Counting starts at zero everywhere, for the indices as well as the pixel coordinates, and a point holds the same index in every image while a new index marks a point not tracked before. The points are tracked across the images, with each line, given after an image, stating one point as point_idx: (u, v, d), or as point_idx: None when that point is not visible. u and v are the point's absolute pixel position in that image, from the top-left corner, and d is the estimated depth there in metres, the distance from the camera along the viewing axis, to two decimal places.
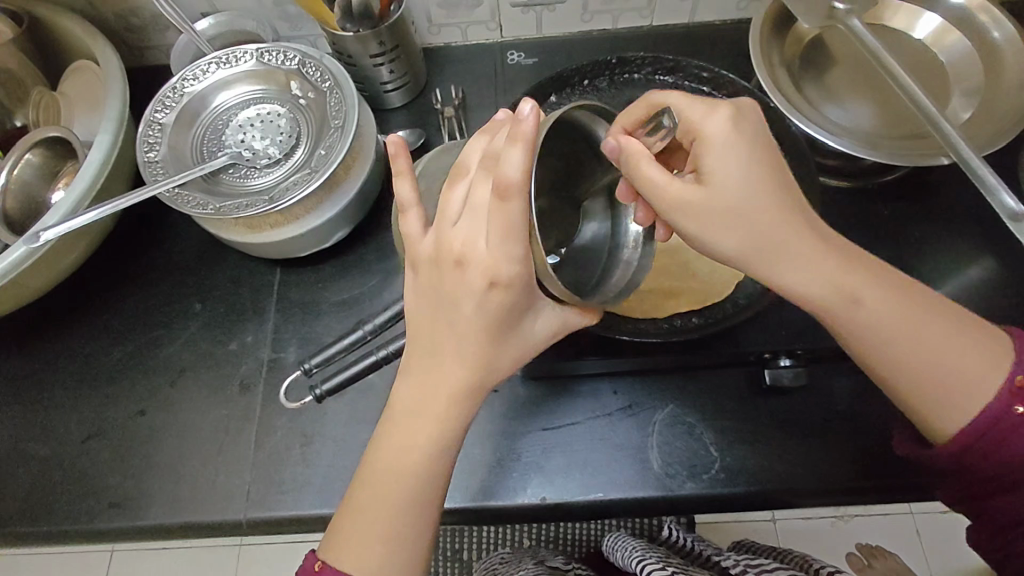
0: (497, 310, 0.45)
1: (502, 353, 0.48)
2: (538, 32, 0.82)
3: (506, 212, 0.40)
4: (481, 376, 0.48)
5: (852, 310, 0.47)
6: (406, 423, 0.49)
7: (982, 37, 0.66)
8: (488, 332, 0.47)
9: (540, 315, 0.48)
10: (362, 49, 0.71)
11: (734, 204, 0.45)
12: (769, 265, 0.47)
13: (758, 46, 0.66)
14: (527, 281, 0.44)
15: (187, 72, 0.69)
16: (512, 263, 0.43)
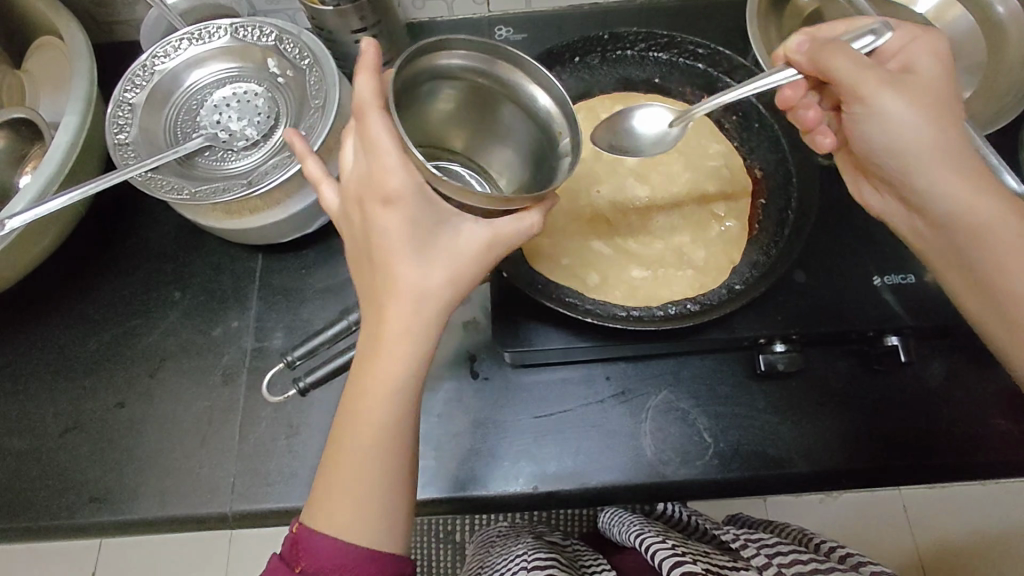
0: (407, 229, 0.43)
1: (434, 278, 0.43)
2: (526, 6, 0.79)
3: (370, 127, 0.42)
4: (423, 311, 0.43)
5: (1018, 227, 0.47)
6: (366, 367, 0.44)
7: (985, 12, 0.64)
8: (411, 257, 0.43)
9: (460, 230, 0.44)
10: (342, 24, 0.68)
11: (920, 107, 0.47)
12: (919, 162, 0.49)
13: (755, 22, 0.64)
14: (419, 191, 0.43)
15: (158, 48, 0.66)
16: (401, 171, 0.42)
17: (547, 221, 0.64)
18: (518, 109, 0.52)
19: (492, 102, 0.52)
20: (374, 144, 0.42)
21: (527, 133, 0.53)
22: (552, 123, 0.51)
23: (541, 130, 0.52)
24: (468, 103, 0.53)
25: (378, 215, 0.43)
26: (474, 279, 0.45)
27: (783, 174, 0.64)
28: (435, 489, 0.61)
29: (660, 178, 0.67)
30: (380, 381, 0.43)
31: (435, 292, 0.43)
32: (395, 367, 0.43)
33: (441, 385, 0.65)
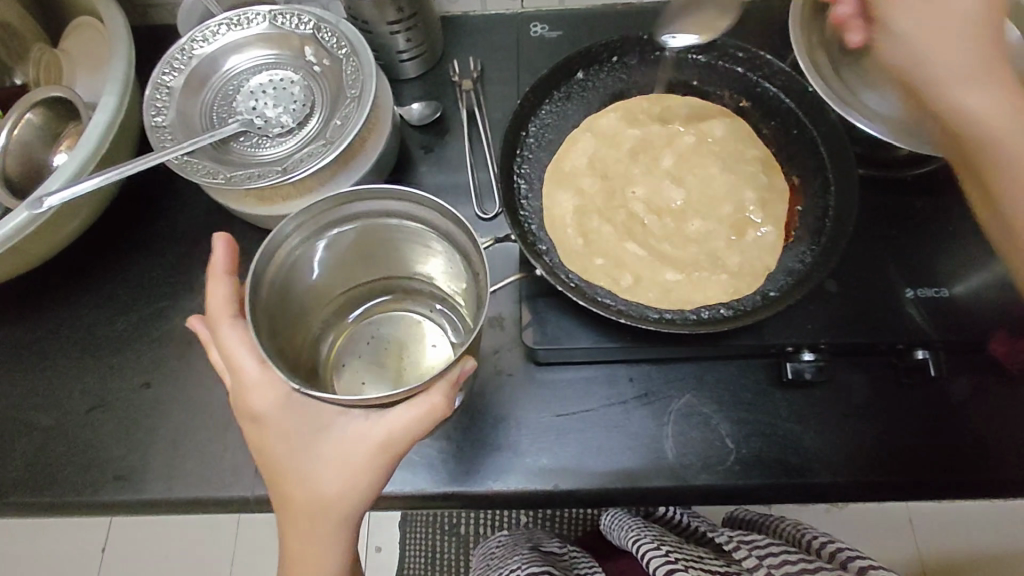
0: (286, 439, 0.49)
1: (325, 479, 0.48)
2: (560, 4, 0.79)
3: (227, 343, 0.49)
4: (322, 510, 0.49)
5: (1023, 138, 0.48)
6: (293, 552, 0.50)
7: None
8: (302, 461, 0.49)
9: (347, 425, 0.49)
10: (379, 15, 0.69)
11: (929, 23, 0.49)
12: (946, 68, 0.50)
13: (798, 27, 0.65)
14: (286, 395, 0.49)
15: (197, 33, 0.66)
16: (266, 391, 0.48)
17: (578, 221, 0.64)
18: (396, 232, 0.58)
19: (371, 236, 0.58)
20: (234, 357, 0.49)
21: (419, 245, 0.59)
22: (442, 231, 0.56)
23: (425, 236, 0.57)
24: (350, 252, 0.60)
25: (259, 434, 0.49)
26: (377, 478, 0.48)
27: (819, 181, 0.63)
28: (456, 482, 0.62)
29: (693, 181, 0.67)
30: (306, 564, 0.50)
31: (330, 495, 0.48)
32: (312, 547, 0.50)
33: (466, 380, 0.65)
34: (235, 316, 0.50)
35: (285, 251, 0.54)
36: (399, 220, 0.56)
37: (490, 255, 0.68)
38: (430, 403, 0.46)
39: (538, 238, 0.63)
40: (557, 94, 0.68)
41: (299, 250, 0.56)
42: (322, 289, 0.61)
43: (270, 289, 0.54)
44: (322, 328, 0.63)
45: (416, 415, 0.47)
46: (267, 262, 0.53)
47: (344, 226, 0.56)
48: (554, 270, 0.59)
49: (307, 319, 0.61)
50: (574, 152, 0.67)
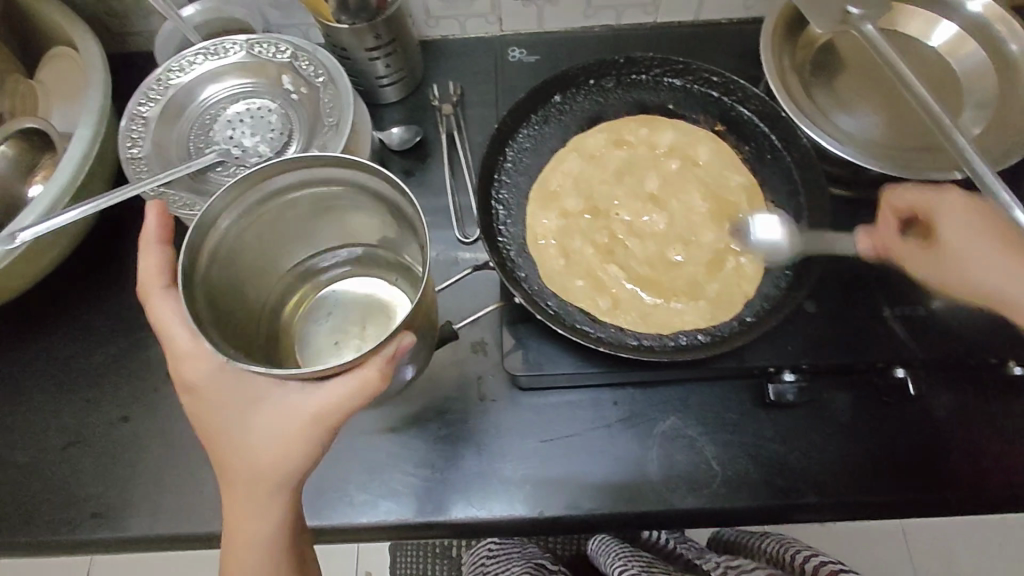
0: (225, 407, 0.48)
1: (261, 447, 0.48)
2: (538, 27, 0.80)
3: (164, 310, 0.50)
4: (261, 480, 0.48)
5: (994, 247, 0.55)
6: (237, 528, 0.50)
7: (999, 49, 0.62)
8: (234, 428, 0.48)
9: (279, 397, 0.47)
10: (357, 42, 0.69)
11: (1003, 248, 0.54)
12: (967, 259, 0.55)
13: (768, 50, 0.64)
14: (219, 366, 0.49)
15: (173, 62, 0.66)
16: (201, 363, 0.49)
17: (559, 243, 0.64)
18: (346, 202, 0.57)
19: (318, 205, 0.57)
20: (167, 325, 0.49)
21: (372, 216, 0.58)
22: (381, 193, 0.54)
23: (376, 208, 0.56)
24: (300, 220, 0.59)
25: (197, 404, 0.49)
26: (311, 450, 0.48)
27: (795, 204, 0.63)
28: (440, 512, 0.61)
29: (675, 202, 0.67)
30: (245, 535, 0.50)
31: (266, 464, 0.48)
32: (254, 519, 0.49)
33: (449, 406, 0.65)
34: (167, 287, 0.50)
35: (228, 222, 0.53)
36: (348, 191, 0.55)
37: (474, 282, 0.68)
38: (366, 374, 0.45)
39: (517, 264, 0.63)
40: (535, 117, 0.68)
41: (243, 222, 0.54)
42: (275, 255, 0.60)
43: (212, 261, 0.52)
44: (284, 294, 0.63)
45: (351, 386, 0.45)
46: (209, 234, 0.51)
47: (291, 196, 0.55)
48: (532, 297, 0.60)
49: (262, 285, 0.60)
50: (555, 174, 0.67)
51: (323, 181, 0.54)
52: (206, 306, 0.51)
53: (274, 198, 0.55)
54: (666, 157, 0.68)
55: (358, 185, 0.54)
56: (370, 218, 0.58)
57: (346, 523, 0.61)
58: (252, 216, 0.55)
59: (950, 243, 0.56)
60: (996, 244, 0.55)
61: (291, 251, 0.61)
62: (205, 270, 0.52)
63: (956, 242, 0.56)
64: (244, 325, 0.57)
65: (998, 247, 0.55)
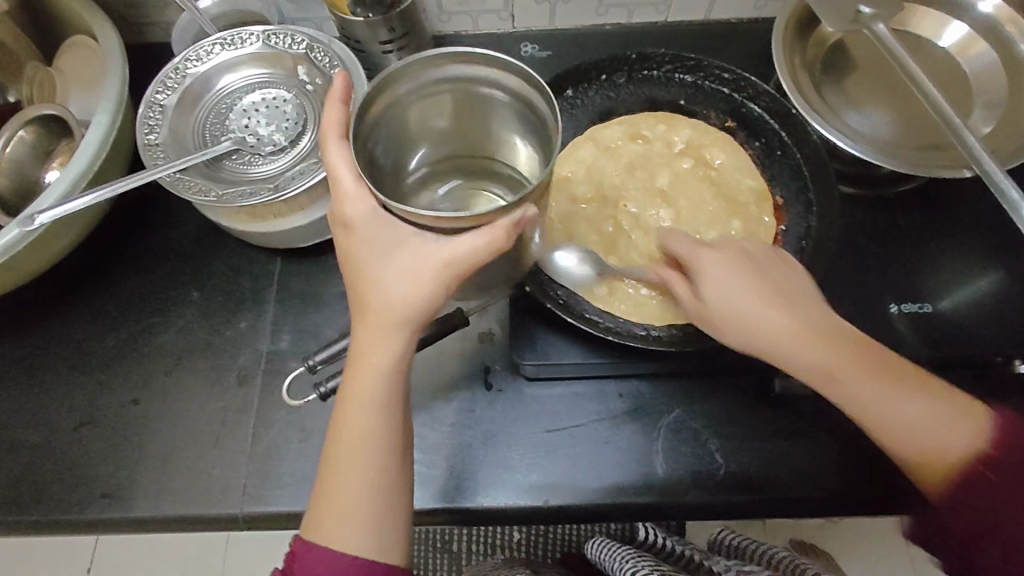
0: (372, 251, 0.46)
1: (400, 294, 0.46)
2: (550, 25, 0.81)
3: (336, 151, 0.46)
4: (393, 325, 0.47)
5: (856, 352, 0.52)
6: (357, 378, 0.48)
7: (1010, 50, 0.62)
8: (373, 264, 0.46)
9: (422, 246, 0.46)
10: (370, 34, 0.70)
11: (756, 295, 0.53)
12: (763, 321, 0.52)
13: (780, 47, 0.64)
14: (376, 215, 0.46)
15: (191, 52, 0.67)
16: (361, 198, 0.46)
17: (568, 235, 0.65)
18: (508, 109, 0.52)
19: (490, 106, 0.52)
20: (333, 170, 0.46)
21: (530, 134, 0.52)
22: (532, 99, 0.49)
23: (535, 124, 0.51)
24: (462, 115, 0.54)
25: (345, 242, 0.47)
26: (440, 295, 0.47)
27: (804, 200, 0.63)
28: (445, 498, 0.61)
29: (684, 197, 0.67)
30: (368, 374, 0.48)
31: (399, 303, 0.47)
32: (373, 375, 0.48)
33: (456, 395, 0.65)
34: (343, 138, 0.47)
35: (403, 90, 0.49)
36: (507, 98, 0.51)
37: None
38: (496, 233, 0.44)
39: None
40: None
41: (416, 98, 0.51)
42: (431, 144, 0.56)
43: (377, 124, 0.49)
44: (419, 192, 0.58)
45: (482, 240, 0.44)
46: (379, 96, 0.48)
47: (467, 86, 0.51)
48: (542, 288, 0.60)
49: (407, 171, 0.56)
50: (564, 168, 0.67)
51: (497, 78, 0.49)
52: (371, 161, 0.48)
53: (438, 86, 0.50)
54: (678, 153, 0.68)
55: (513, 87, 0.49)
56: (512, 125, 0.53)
57: None
58: (418, 100, 0.51)
59: (725, 308, 0.54)
60: (815, 321, 0.53)
61: (446, 146, 0.57)
62: (371, 123, 0.49)
63: (710, 261, 0.56)
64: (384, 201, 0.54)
65: (761, 303, 0.53)
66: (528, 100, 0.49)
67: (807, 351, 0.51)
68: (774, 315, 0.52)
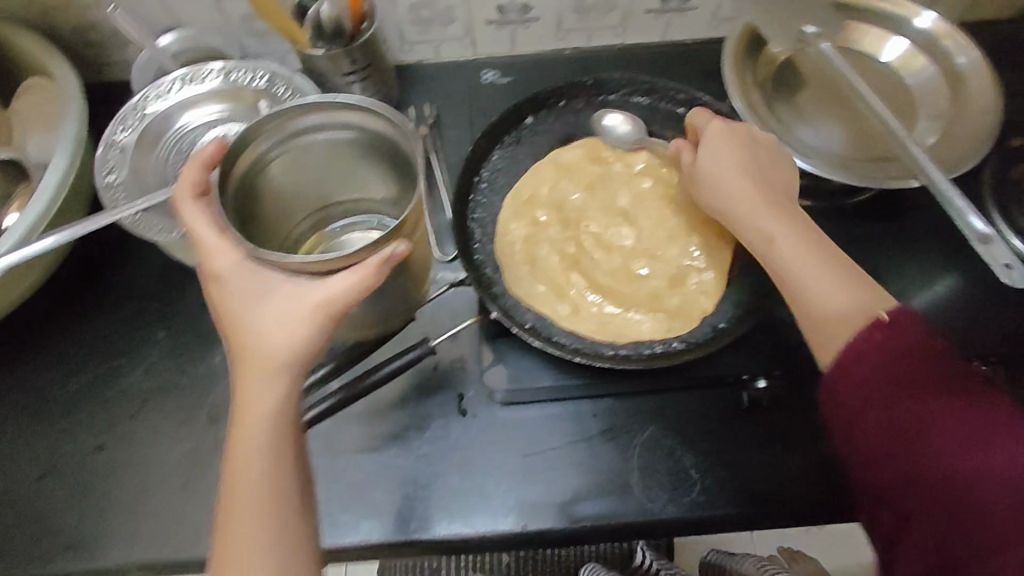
0: (243, 298, 0.48)
1: (275, 334, 0.47)
2: (511, 50, 0.83)
3: (196, 212, 0.49)
4: (271, 366, 0.47)
5: (860, 297, 0.50)
6: (241, 426, 0.47)
7: (949, 63, 0.65)
8: (251, 309, 0.47)
9: (292, 288, 0.48)
10: (332, 67, 0.71)
11: (795, 230, 0.54)
12: (820, 287, 0.51)
13: (730, 67, 0.66)
14: (242, 263, 0.48)
15: (150, 90, 0.67)
16: (226, 251, 0.48)
17: (534, 258, 0.65)
18: (367, 153, 0.58)
19: (351, 154, 0.58)
20: (195, 230, 0.49)
21: (391, 168, 0.58)
22: (379, 130, 0.54)
23: (393, 162, 0.57)
24: (329, 164, 0.59)
25: (220, 293, 0.48)
26: (317, 337, 0.47)
27: None
28: (422, 530, 0.61)
29: (648, 215, 0.68)
30: (251, 418, 0.46)
31: (277, 346, 0.46)
32: (256, 420, 0.46)
33: (430, 423, 0.65)
34: (199, 197, 0.50)
35: (267, 148, 0.54)
36: (360, 137, 0.56)
37: (451, 299, 0.69)
38: (366, 270, 0.46)
39: (493, 281, 0.63)
40: (506, 139, 0.70)
41: (283, 152, 0.56)
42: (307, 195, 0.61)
43: (245, 182, 0.54)
44: (303, 235, 0.64)
45: (353, 278, 0.47)
46: (239, 160, 0.53)
47: (324, 139, 0.56)
48: (508, 312, 0.61)
49: (290, 217, 0.61)
50: (528, 188, 0.68)
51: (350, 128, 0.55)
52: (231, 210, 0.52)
53: (292, 137, 0.55)
54: (638, 173, 0.69)
55: (358, 120, 0.55)
56: (374, 162, 0.59)
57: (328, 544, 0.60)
58: (278, 151, 0.56)
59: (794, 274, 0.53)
60: (850, 276, 0.52)
61: (323, 195, 0.62)
62: (240, 179, 0.54)
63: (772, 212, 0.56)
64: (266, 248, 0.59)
65: (735, 154, 0.58)
66: (381, 137, 0.55)
67: (836, 305, 0.50)
68: (849, 293, 0.50)
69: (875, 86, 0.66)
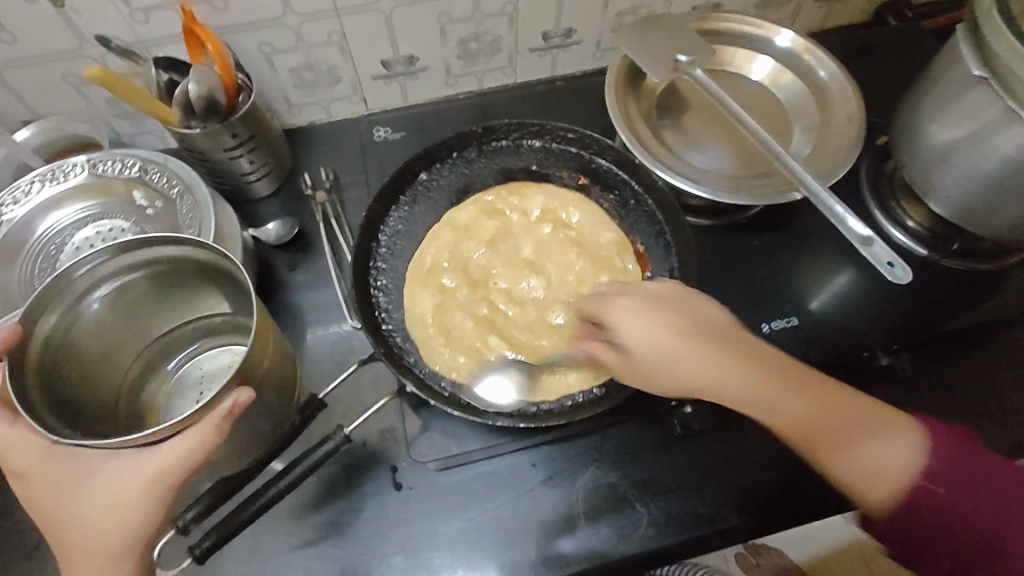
0: (57, 487, 0.47)
1: (97, 517, 0.47)
2: (404, 100, 0.82)
3: None
4: (100, 550, 0.47)
5: (780, 384, 0.51)
6: None
7: (812, 76, 0.69)
8: (77, 494, 0.47)
9: (111, 470, 0.47)
10: (214, 143, 0.67)
11: (658, 321, 0.52)
12: (727, 393, 0.51)
13: (614, 100, 0.67)
14: (47, 452, 0.48)
15: (5, 196, 0.62)
16: (30, 444, 0.48)
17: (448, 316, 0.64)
18: (182, 274, 0.58)
19: (164, 280, 0.59)
20: None
21: (222, 287, 0.59)
22: (200, 257, 0.56)
23: (210, 275, 0.58)
24: (157, 295, 0.60)
25: (40, 482, 0.48)
26: (156, 508, 0.47)
27: (663, 242, 0.66)
28: None
29: (555, 255, 0.68)
30: None
31: (105, 529, 0.47)
32: None
33: (365, 503, 0.61)
34: None
35: (62, 313, 0.53)
36: (183, 265, 0.57)
37: (372, 369, 0.67)
38: (202, 431, 0.47)
39: (405, 349, 0.62)
40: (403, 199, 0.68)
41: (88, 304, 0.55)
42: (134, 332, 0.61)
43: (52, 350, 0.53)
44: (148, 367, 0.63)
45: (186, 442, 0.46)
46: (30, 343, 0.51)
47: (127, 280, 0.57)
48: (424, 382, 0.59)
49: (120, 362, 0.60)
50: (436, 242, 0.67)
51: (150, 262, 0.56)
52: (37, 389, 0.51)
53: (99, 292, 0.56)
54: (539, 219, 0.70)
55: (174, 253, 0.56)
56: (207, 286, 0.60)
57: None
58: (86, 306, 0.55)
59: (665, 368, 0.52)
60: (752, 354, 0.52)
61: (154, 326, 0.62)
62: (42, 356, 0.52)
63: (626, 308, 0.54)
64: (102, 404, 0.58)
65: (687, 330, 0.52)
66: (203, 262, 0.56)
67: (735, 393, 0.51)
68: (734, 387, 0.51)
69: (751, 104, 0.70)
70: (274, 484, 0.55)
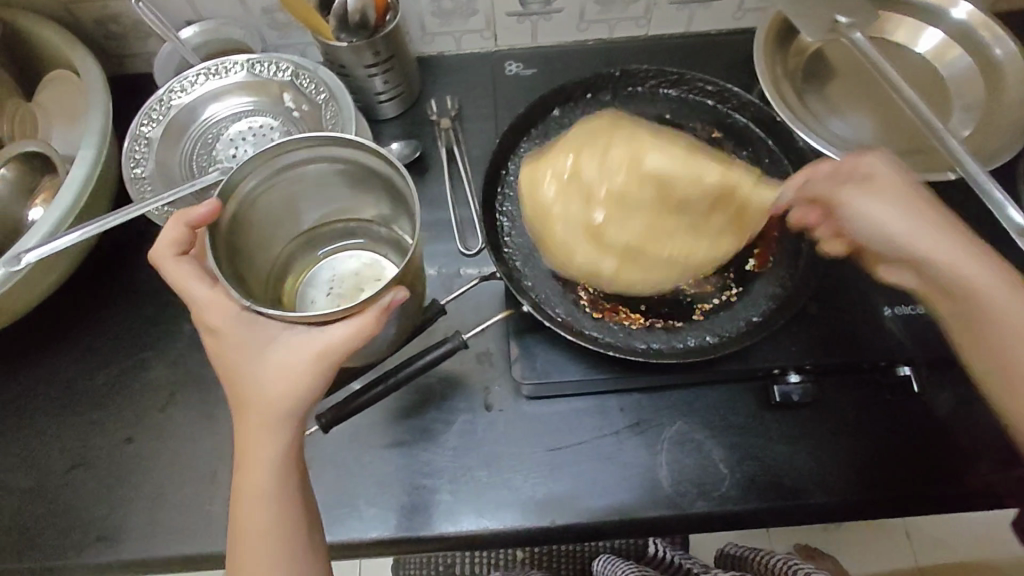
0: (237, 349, 0.49)
1: (271, 385, 0.48)
2: (533, 41, 0.82)
3: (183, 267, 0.50)
4: (270, 414, 0.48)
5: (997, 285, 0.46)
6: (246, 470, 0.48)
7: (984, 54, 0.64)
8: (247, 361, 0.48)
9: (290, 342, 0.48)
10: (356, 58, 0.70)
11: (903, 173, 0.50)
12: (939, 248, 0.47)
13: (762, 62, 0.66)
14: (237, 315, 0.49)
15: (175, 83, 0.67)
16: (219, 306, 0.49)
17: (560, 254, 0.65)
18: (346, 176, 0.59)
19: (327, 181, 0.59)
20: (184, 284, 0.49)
21: (381, 194, 0.60)
22: (371, 162, 0.56)
23: (376, 180, 0.58)
24: (317, 189, 0.60)
25: (216, 345, 0.49)
26: (315, 385, 0.48)
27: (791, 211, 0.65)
28: (447, 525, 0.61)
29: None
30: (254, 463, 0.48)
31: (275, 397, 0.48)
32: (259, 466, 0.48)
33: (455, 418, 0.65)
34: (181, 255, 0.50)
35: (251, 186, 0.55)
36: (350, 166, 0.57)
37: (476, 294, 0.69)
38: (366, 318, 0.48)
39: (523, 272, 0.63)
40: (535, 131, 0.69)
41: (263, 188, 0.57)
42: (290, 221, 0.62)
43: (234, 220, 0.55)
44: (294, 255, 0.64)
45: (353, 327, 0.48)
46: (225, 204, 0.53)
47: (295, 172, 0.57)
48: (539, 305, 0.61)
49: (270, 248, 0.61)
50: None
51: (325, 156, 0.56)
52: (224, 255, 0.54)
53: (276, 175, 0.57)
54: None
55: (346, 155, 0.56)
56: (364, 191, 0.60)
57: (355, 538, 0.61)
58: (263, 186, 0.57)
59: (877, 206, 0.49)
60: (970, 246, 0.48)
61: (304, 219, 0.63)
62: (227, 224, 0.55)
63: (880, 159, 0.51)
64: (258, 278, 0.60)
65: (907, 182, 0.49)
66: (370, 166, 0.56)
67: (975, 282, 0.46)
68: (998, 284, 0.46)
69: (909, 77, 0.66)
70: (392, 376, 0.59)
